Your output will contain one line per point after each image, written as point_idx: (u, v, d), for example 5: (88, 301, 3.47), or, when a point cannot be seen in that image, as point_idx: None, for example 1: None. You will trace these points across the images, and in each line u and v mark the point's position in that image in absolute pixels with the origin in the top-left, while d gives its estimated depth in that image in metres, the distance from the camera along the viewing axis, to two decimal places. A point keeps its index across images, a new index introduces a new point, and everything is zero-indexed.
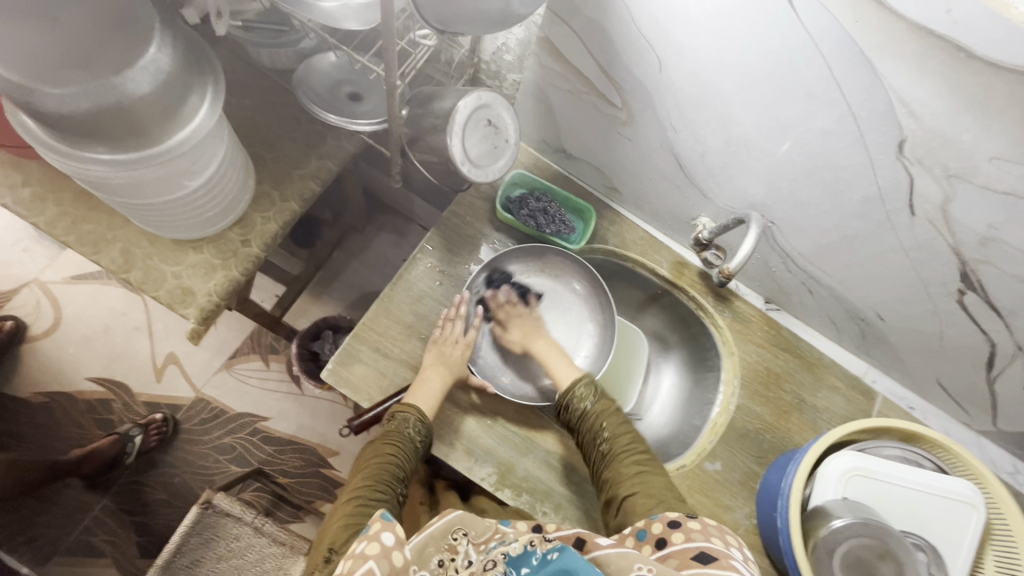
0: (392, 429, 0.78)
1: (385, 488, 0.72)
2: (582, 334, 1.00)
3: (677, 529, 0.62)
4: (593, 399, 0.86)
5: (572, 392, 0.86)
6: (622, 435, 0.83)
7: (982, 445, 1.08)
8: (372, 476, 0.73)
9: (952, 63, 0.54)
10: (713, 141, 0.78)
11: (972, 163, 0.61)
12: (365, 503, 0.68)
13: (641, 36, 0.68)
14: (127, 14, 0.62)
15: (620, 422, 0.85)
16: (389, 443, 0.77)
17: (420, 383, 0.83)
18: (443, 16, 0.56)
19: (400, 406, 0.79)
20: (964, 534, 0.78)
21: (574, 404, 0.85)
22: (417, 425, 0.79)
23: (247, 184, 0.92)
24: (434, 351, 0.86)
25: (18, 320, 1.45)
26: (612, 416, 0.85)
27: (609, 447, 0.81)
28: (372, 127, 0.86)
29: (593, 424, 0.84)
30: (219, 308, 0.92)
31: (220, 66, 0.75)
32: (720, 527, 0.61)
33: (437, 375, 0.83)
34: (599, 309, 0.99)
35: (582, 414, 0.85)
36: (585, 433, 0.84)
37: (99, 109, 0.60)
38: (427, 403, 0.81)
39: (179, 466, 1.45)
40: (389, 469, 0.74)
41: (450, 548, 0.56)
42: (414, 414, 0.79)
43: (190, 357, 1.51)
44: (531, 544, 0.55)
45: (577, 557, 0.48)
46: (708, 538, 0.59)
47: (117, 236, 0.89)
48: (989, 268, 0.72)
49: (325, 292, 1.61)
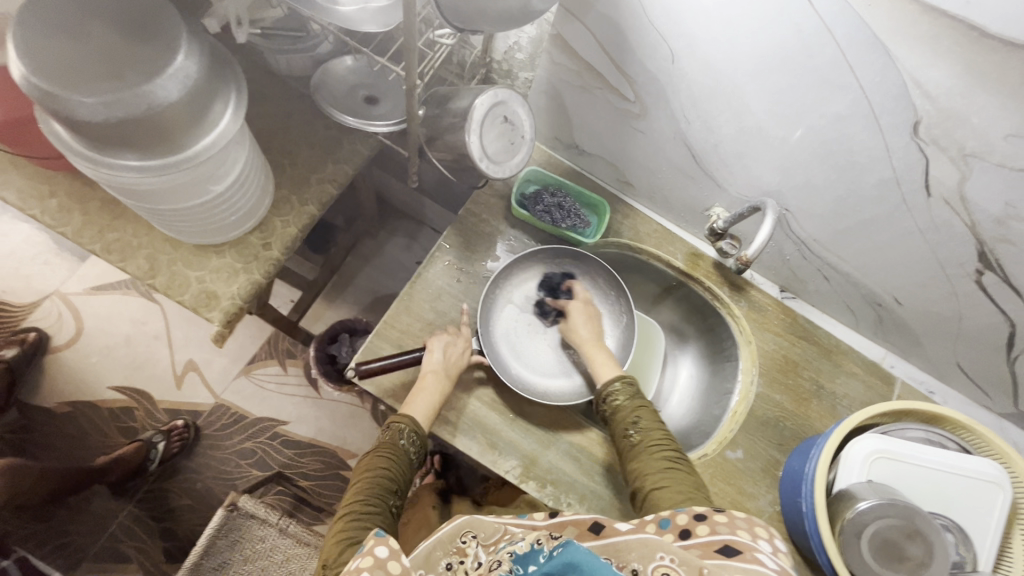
0: (386, 441, 0.77)
1: (379, 501, 0.70)
2: (600, 339, 0.99)
3: (703, 522, 0.60)
4: (627, 396, 0.83)
5: (609, 388, 0.84)
6: (654, 430, 0.79)
7: (1004, 428, 1.08)
8: (365, 490, 0.71)
9: (965, 43, 0.55)
10: (726, 131, 0.79)
11: (987, 141, 0.62)
12: (359, 518, 0.67)
13: (653, 29, 0.69)
14: (154, 22, 0.63)
15: (653, 419, 0.80)
16: (384, 453, 0.75)
17: (420, 390, 0.82)
18: (462, 15, 0.58)
19: (395, 417, 0.79)
20: (990, 514, 0.78)
21: (609, 399, 0.83)
22: (412, 436, 0.78)
23: (267, 189, 0.94)
24: (441, 355, 0.85)
25: (41, 332, 1.48)
26: (647, 414, 0.81)
27: (639, 440, 0.78)
28: (390, 128, 0.87)
29: (625, 418, 0.80)
30: (243, 311, 0.94)
31: (241, 73, 0.77)
32: (749, 518, 0.59)
33: (437, 381, 0.83)
34: (617, 313, 1.00)
35: (616, 409, 0.82)
36: (616, 427, 0.81)
37: (132, 118, 0.62)
38: (423, 412, 0.81)
39: (202, 472, 1.47)
40: (384, 482, 0.73)
41: (459, 551, 0.58)
42: (408, 425, 0.78)
43: (210, 363, 1.54)
44: (537, 542, 0.55)
45: (580, 549, 0.46)
46: (734, 531, 0.57)
47: (142, 243, 0.91)
48: (1007, 246, 0.73)
49: (339, 296, 1.63)
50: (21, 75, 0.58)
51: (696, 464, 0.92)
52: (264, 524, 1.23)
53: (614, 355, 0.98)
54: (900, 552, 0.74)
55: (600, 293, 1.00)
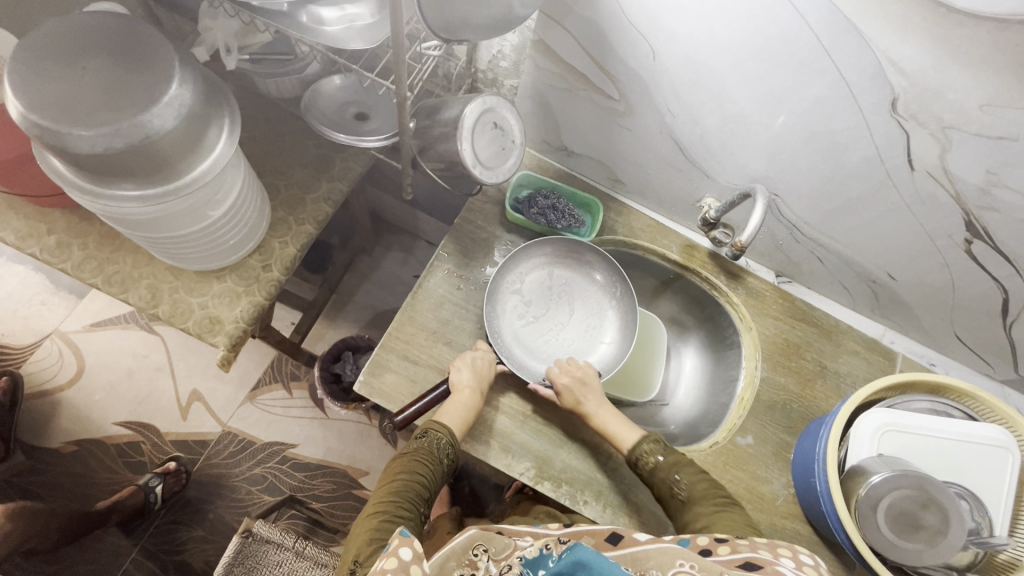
0: (422, 446, 0.78)
1: (411, 506, 0.71)
2: (603, 320, 1.02)
3: (723, 543, 0.59)
4: (659, 452, 0.82)
5: (639, 449, 0.82)
6: (698, 480, 0.79)
7: (1006, 394, 1.10)
8: (399, 492, 0.72)
9: (932, 19, 0.57)
10: (710, 122, 0.81)
11: (964, 113, 0.64)
12: (392, 518, 0.67)
13: (633, 28, 0.71)
14: (149, 55, 0.65)
15: (694, 471, 0.80)
16: (420, 459, 0.77)
17: (452, 401, 0.83)
18: (449, 28, 0.59)
19: (432, 423, 0.80)
20: (1001, 476, 0.79)
21: (643, 460, 0.81)
22: (447, 446, 0.79)
23: (263, 211, 0.95)
24: (469, 372, 0.86)
25: (12, 375, 1.44)
26: (685, 466, 0.81)
27: (688, 494, 0.77)
28: (381, 143, 0.88)
29: (668, 475, 0.79)
30: (247, 334, 0.94)
31: (234, 98, 0.78)
32: (771, 542, 0.57)
33: (471, 392, 0.84)
34: (619, 293, 1.01)
35: (654, 468, 0.81)
36: (661, 488, 0.79)
37: (130, 148, 0.63)
38: (456, 423, 0.82)
39: (213, 501, 1.46)
40: (418, 488, 0.73)
41: (471, 563, 0.57)
42: (446, 435, 0.79)
43: (214, 392, 1.53)
44: (546, 547, 0.57)
45: (588, 550, 0.48)
46: (755, 550, 0.56)
47: (142, 273, 0.91)
48: (992, 214, 0.75)
49: (340, 315, 1.63)
50: (19, 113, 0.60)
51: (708, 452, 0.93)
52: (280, 548, 1.23)
53: (619, 330, 1.01)
54: (917, 522, 0.75)
55: (597, 277, 1.02)
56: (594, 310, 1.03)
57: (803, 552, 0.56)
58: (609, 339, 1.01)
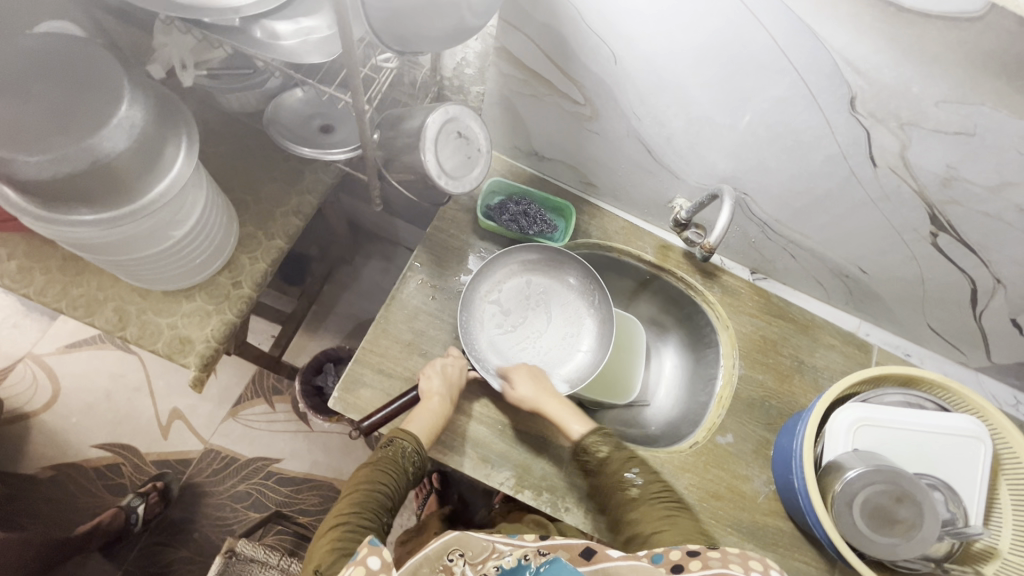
0: (388, 454, 0.77)
1: (374, 515, 0.71)
2: (582, 328, 1.02)
3: (696, 556, 0.58)
4: (613, 447, 0.82)
5: (590, 440, 0.82)
6: (651, 479, 0.80)
7: (981, 381, 1.12)
8: (362, 502, 0.71)
9: (884, 19, 0.57)
10: (675, 124, 0.81)
11: (921, 109, 0.64)
12: (355, 529, 0.68)
13: (592, 33, 0.71)
14: (95, 77, 0.64)
15: (649, 471, 0.81)
16: (383, 468, 0.75)
17: (421, 410, 0.82)
18: (402, 40, 0.58)
19: (398, 432, 0.79)
20: (974, 467, 0.80)
21: (592, 452, 0.82)
22: (414, 454, 0.78)
23: (231, 228, 0.93)
24: (439, 379, 0.85)
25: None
26: (636, 463, 0.81)
27: (638, 492, 0.78)
28: (347, 156, 0.87)
29: (619, 470, 0.80)
30: (219, 353, 0.92)
31: (192, 116, 0.76)
32: (743, 553, 0.57)
33: (441, 400, 0.83)
34: (596, 302, 1.01)
35: (603, 461, 0.81)
36: (608, 479, 0.80)
37: (80, 173, 0.62)
38: (424, 431, 0.81)
39: (198, 520, 1.44)
40: (380, 498, 0.73)
41: (445, 569, 0.57)
42: (411, 443, 0.78)
43: (195, 409, 1.51)
44: (525, 557, 0.58)
45: None
46: (727, 566, 0.55)
47: (108, 296, 0.89)
48: (955, 207, 0.75)
49: (321, 326, 1.61)
50: None
51: (688, 453, 0.93)
52: (265, 567, 1.21)
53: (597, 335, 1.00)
54: (892, 516, 0.76)
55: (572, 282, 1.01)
56: (572, 317, 1.02)
57: (774, 567, 0.56)
58: (587, 347, 1.00)
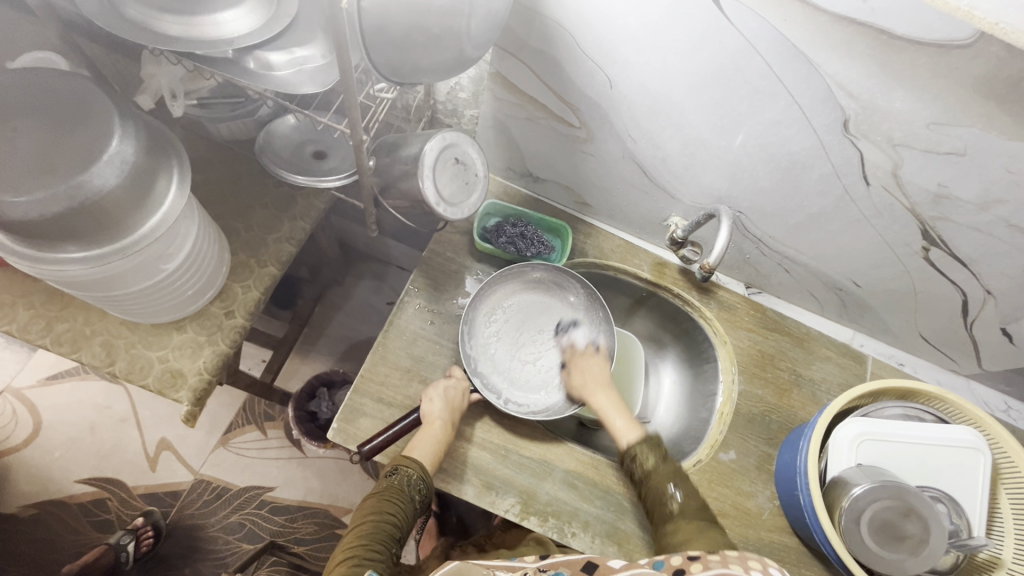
0: (392, 484, 0.75)
1: (381, 548, 0.69)
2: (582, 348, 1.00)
3: (695, 560, 0.57)
4: (659, 458, 0.82)
5: (637, 449, 0.83)
6: (687, 493, 0.78)
7: (973, 388, 1.13)
8: (367, 534, 0.70)
9: (875, 44, 0.58)
10: (671, 146, 0.81)
11: (913, 131, 0.66)
12: (361, 562, 0.66)
13: (588, 59, 0.71)
14: (85, 111, 0.62)
15: (691, 488, 0.80)
16: (389, 498, 0.74)
17: (423, 434, 0.81)
18: (400, 70, 0.57)
19: (402, 460, 0.78)
20: (975, 478, 0.81)
21: (636, 462, 0.83)
22: (418, 482, 0.77)
23: (223, 257, 0.91)
24: (442, 403, 0.84)
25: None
26: (680, 477, 0.81)
27: (676, 507, 0.77)
28: (340, 182, 0.86)
29: (661, 483, 0.80)
30: (212, 385, 0.90)
31: (182, 147, 0.74)
32: (743, 555, 0.57)
33: (443, 424, 0.82)
34: (596, 320, 0.99)
35: (644, 473, 0.82)
36: (649, 491, 0.80)
37: (70, 212, 0.60)
38: (426, 455, 0.79)
39: (189, 555, 1.39)
40: (389, 529, 0.72)
41: None
42: (414, 468, 0.77)
43: (184, 439, 1.47)
44: None
45: None
46: (727, 565, 0.55)
47: (96, 330, 0.87)
48: (947, 224, 0.77)
49: (312, 349, 1.58)
50: None
51: (691, 471, 0.92)
52: None
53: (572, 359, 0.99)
54: (900, 532, 0.76)
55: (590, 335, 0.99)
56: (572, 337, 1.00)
57: (773, 565, 0.55)
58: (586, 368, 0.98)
